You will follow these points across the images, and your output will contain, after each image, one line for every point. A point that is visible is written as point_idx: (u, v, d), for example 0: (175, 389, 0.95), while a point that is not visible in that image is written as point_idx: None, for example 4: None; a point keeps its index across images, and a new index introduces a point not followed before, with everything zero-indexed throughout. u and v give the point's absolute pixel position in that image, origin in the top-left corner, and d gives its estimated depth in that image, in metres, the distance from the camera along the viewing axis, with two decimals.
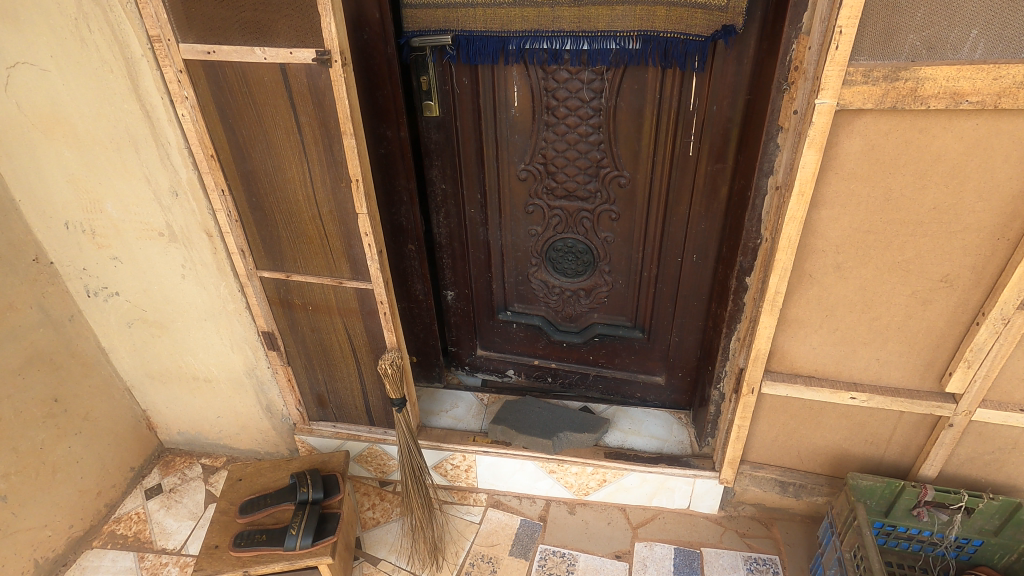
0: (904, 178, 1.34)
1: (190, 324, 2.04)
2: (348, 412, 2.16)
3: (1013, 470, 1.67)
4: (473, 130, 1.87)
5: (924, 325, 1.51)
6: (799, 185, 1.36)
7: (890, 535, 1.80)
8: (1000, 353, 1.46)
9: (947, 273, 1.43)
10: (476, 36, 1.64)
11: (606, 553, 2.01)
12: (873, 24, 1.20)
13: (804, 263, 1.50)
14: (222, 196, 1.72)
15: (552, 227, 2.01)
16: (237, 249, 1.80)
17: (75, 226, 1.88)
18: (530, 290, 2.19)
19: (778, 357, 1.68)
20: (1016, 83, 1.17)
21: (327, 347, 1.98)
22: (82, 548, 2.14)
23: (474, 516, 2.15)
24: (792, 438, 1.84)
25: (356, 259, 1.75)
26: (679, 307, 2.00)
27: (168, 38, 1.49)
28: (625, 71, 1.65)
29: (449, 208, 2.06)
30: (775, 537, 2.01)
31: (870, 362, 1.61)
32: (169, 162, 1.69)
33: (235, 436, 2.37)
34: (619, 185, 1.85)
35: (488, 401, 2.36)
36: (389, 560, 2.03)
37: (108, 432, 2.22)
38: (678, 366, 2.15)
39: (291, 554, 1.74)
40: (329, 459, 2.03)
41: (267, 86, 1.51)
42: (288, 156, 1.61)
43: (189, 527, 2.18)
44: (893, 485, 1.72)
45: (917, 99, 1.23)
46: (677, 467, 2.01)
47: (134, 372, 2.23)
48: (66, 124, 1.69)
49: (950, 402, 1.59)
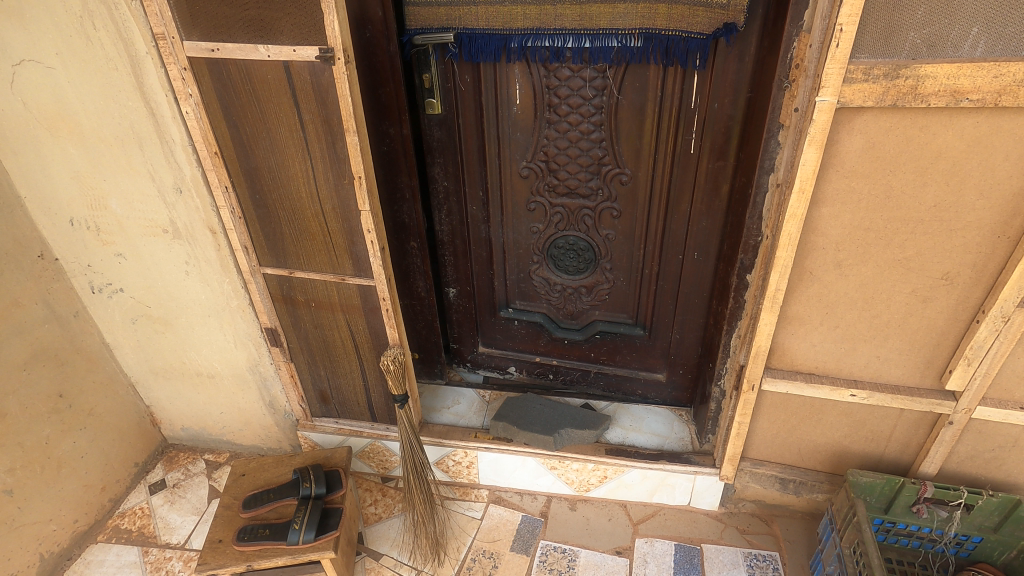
0: (905, 176, 1.34)
1: (193, 320, 2.05)
2: (350, 408, 2.17)
3: (1013, 468, 1.67)
4: (475, 128, 1.88)
5: (925, 323, 1.52)
6: (800, 182, 1.37)
7: (890, 532, 1.80)
8: (1000, 351, 1.47)
9: (948, 270, 1.43)
10: (478, 34, 1.64)
11: (607, 549, 2.02)
12: (873, 22, 1.20)
13: (804, 260, 1.50)
14: (226, 193, 1.73)
15: (553, 224, 2.02)
16: (242, 246, 1.82)
17: (80, 223, 1.90)
18: (532, 287, 2.20)
19: (778, 354, 1.68)
20: (1017, 81, 1.18)
21: (329, 343, 2.00)
22: (87, 542, 2.15)
23: (476, 512, 2.16)
24: (792, 436, 1.85)
25: (359, 256, 1.76)
26: (680, 304, 2.01)
27: (172, 36, 1.49)
28: (627, 69, 1.66)
29: (451, 206, 2.07)
30: (775, 534, 2.02)
31: (870, 359, 1.62)
32: (174, 159, 1.71)
33: (238, 432, 2.39)
34: (620, 183, 1.86)
35: (489, 397, 2.37)
36: (391, 555, 2.04)
37: (112, 427, 2.24)
38: (679, 363, 2.16)
39: (293, 549, 1.75)
40: (331, 455, 2.05)
41: (270, 83, 1.52)
42: (291, 153, 1.62)
43: (193, 522, 2.20)
44: (893, 481, 1.73)
45: (917, 96, 1.23)
46: (677, 464, 2.02)
47: (138, 367, 2.24)
48: (71, 121, 1.70)
49: (951, 399, 1.59)
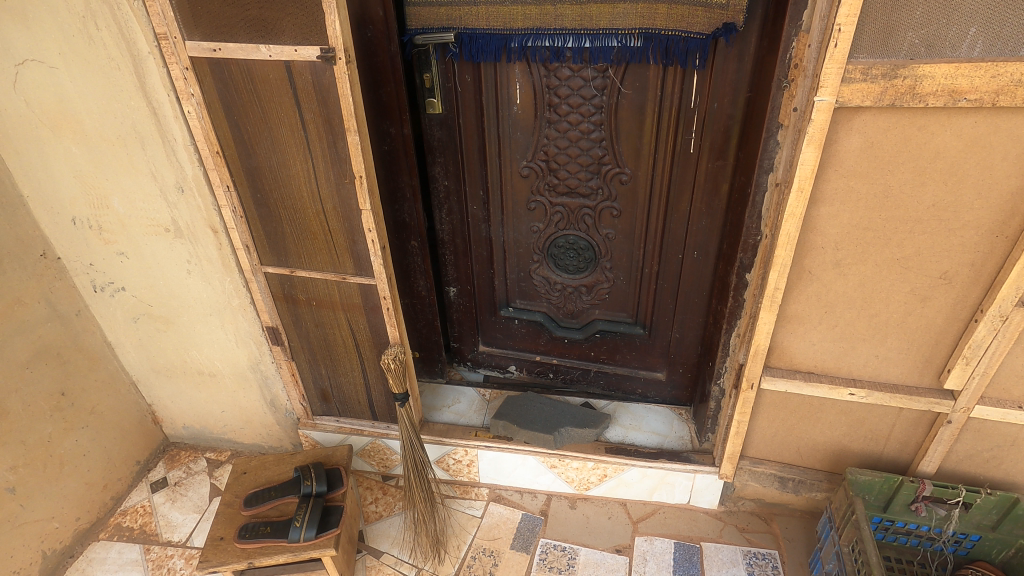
0: (904, 175, 1.35)
1: (194, 319, 2.06)
2: (351, 406, 2.18)
3: (1012, 467, 1.68)
4: (475, 127, 1.89)
5: (923, 322, 1.52)
6: (799, 182, 1.37)
7: (889, 530, 1.81)
8: (999, 350, 1.47)
9: (946, 269, 1.44)
10: (479, 33, 1.65)
11: (606, 548, 2.03)
12: (871, 22, 1.21)
13: (803, 259, 1.51)
14: (228, 192, 1.73)
15: (553, 224, 2.02)
16: (243, 245, 1.82)
17: (82, 222, 1.91)
18: (532, 286, 2.21)
19: (778, 353, 1.69)
20: (1015, 81, 1.18)
21: (330, 342, 2.00)
22: (88, 540, 2.16)
23: (476, 511, 2.17)
24: (791, 434, 1.85)
25: (360, 255, 1.77)
26: (679, 304, 2.01)
27: (174, 35, 1.50)
28: (627, 68, 1.66)
29: (451, 205, 2.08)
30: (775, 532, 2.03)
31: (869, 358, 1.62)
32: (176, 158, 1.72)
33: (240, 431, 2.40)
34: (620, 182, 1.87)
35: (490, 396, 2.38)
36: (392, 553, 2.05)
37: (114, 425, 2.25)
38: (679, 362, 2.17)
39: (294, 546, 1.76)
40: (332, 453, 2.05)
41: (272, 83, 1.53)
42: (293, 152, 1.63)
43: (194, 520, 2.21)
44: (891, 480, 1.74)
45: (915, 96, 1.24)
46: (677, 463, 2.03)
47: (140, 366, 2.25)
48: (74, 121, 1.71)
49: (950, 398, 1.60)
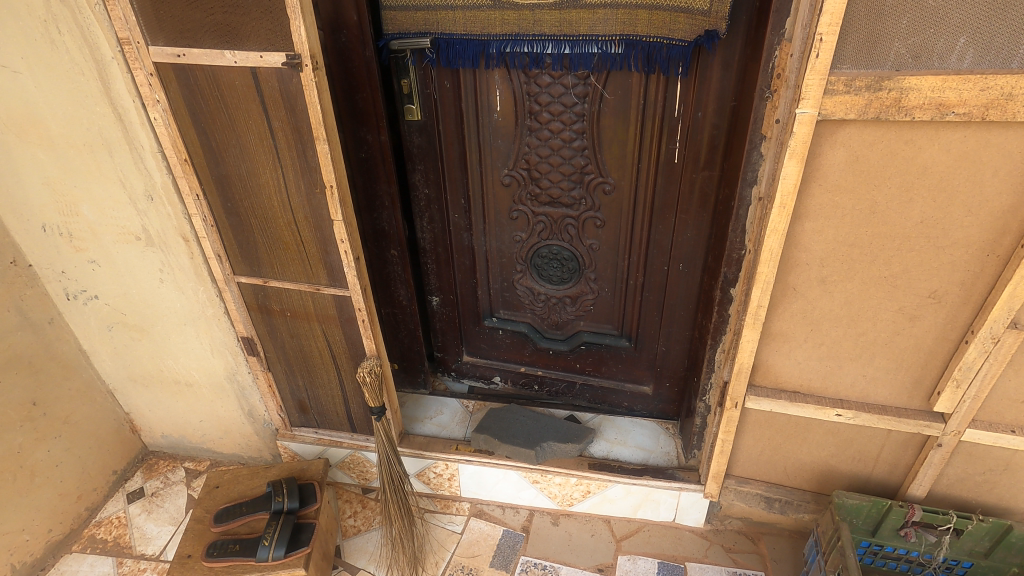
0: (890, 191, 1.29)
1: (169, 328, 2.02)
2: (329, 419, 2.13)
3: (1005, 491, 1.61)
4: (455, 135, 1.84)
5: (913, 342, 1.46)
6: (781, 197, 1.32)
7: (877, 554, 1.75)
8: (990, 373, 1.41)
9: (936, 289, 1.38)
10: (455, 39, 1.60)
11: (588, 567, 1.97)
12: (855, 31, 1.15)
13: (787, 276, 1.45)
14: (197, 201, 1.69)
15: (537, 233, 1.97)
16: (215, 254, 1.77)
17: (52, 229, 1.86)
18: (516, 296, 2.16)
19: (762, 371, 1.63)
20: (1006, 95, 1.12)
21: (306, 353, 1.96)
22: (61, 552, 2.12)
23: (457, 526, 2.12)
24: (778, 454, 1.79)
25: (333, 265, 1.72)
26: (665, 316, 1.95)
27: (137, 41, 1.46)
28: (609, 76, 1.61)
29: (432, 213, 2.03)
30: (762, 552, 1.97)
31: (857, 377, 1.56)
32: (144, 165, 1.67)
33: (218, 441, 2.35)
34: (603, 193, 1.82)
35: (473, 407, 2.32)
36: (368, 569, 2.00)
37: (88, 435, 2.21)
38: (666, 376, 2.10)
39: (262, 565, 1.71)
40: (308, 467, 2.01)
41: (238, 89, 1.48)
42: (262, 161, 1.58)
43: (169, 533, 2.16)
44: (880, 504, 1.67)
45: (901, 109, 1.18)
46: (661, 480, 1.97)
47: (116, 374, 2.21)
48: (40, 127, 1.66)
49: (939, 421, 1.53)
